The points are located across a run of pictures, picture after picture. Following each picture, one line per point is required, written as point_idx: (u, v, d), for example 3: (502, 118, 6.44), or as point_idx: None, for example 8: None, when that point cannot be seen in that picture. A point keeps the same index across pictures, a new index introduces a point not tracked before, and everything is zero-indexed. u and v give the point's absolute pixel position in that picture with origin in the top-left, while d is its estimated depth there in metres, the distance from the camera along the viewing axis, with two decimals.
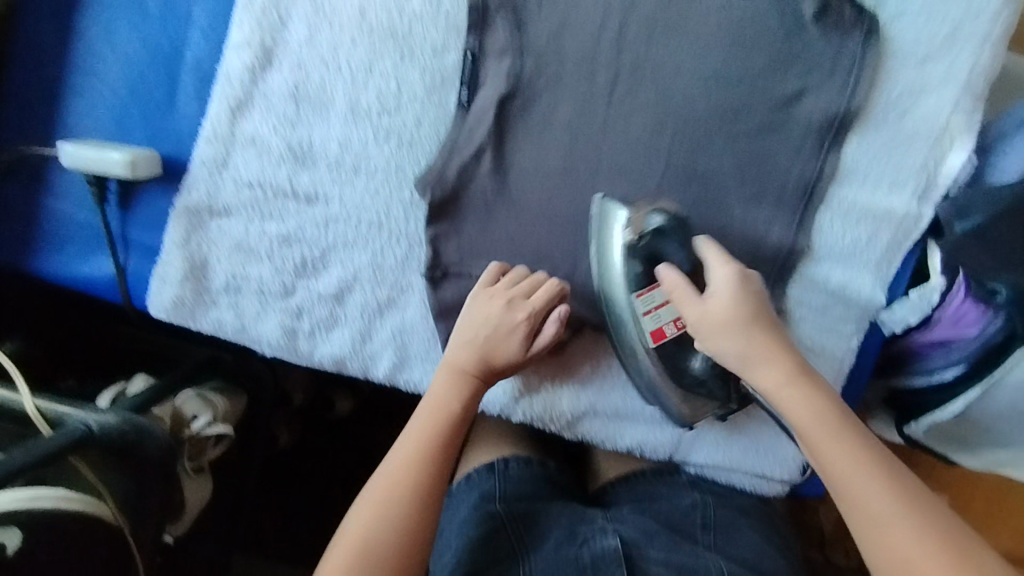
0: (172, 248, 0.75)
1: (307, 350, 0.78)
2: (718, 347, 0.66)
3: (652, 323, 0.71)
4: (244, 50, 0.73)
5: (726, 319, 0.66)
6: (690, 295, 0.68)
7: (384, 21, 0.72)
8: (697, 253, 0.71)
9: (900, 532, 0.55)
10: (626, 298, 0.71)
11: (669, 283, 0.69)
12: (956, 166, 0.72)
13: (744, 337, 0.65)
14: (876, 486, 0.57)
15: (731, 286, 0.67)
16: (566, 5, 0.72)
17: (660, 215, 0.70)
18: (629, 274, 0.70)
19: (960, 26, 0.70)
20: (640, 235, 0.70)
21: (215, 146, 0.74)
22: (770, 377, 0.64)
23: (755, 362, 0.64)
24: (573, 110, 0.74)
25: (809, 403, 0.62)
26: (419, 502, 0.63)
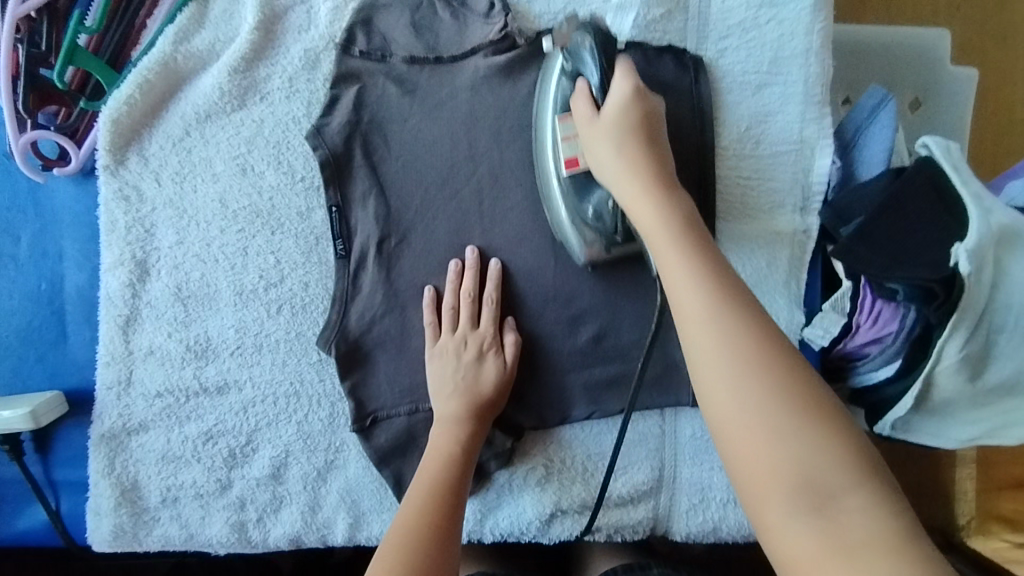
0: (99, 479, 0.74)
1: (260, 537, 0.76)
2: (608, 174, 0.60)
3: (568, 150, 0.66)
4: (119, 270, 0.74)
5: (619, 126, 0.60)
6: (586, 107, 0.62)
7: (246, 203, 0.74)
8: (608, 70, 0.61)
9: (693, 305, 0.50)
10: (552, 123, 0.68)
11: (577, 97, 0.63)
12: (825, 170, 0.73)
13: (636, 171, 0.58)
14: (752, 407, 0.46)
15: (622, 100, 0.60)
16: (412, 136, 0.74)
17: (586, 37, 0.62)
18: (558, 98, 0.67)
19: (780, 48, 0.73)
20: (565, 50, 0.65)
21: (115, 368, 0.74)
22: (650, 225, 0.56)
23: (632, 193, 0.58)
24: (449, 229, 0.74)
25: (657, 210, 0.56)
26: (443, 527, 0.62)
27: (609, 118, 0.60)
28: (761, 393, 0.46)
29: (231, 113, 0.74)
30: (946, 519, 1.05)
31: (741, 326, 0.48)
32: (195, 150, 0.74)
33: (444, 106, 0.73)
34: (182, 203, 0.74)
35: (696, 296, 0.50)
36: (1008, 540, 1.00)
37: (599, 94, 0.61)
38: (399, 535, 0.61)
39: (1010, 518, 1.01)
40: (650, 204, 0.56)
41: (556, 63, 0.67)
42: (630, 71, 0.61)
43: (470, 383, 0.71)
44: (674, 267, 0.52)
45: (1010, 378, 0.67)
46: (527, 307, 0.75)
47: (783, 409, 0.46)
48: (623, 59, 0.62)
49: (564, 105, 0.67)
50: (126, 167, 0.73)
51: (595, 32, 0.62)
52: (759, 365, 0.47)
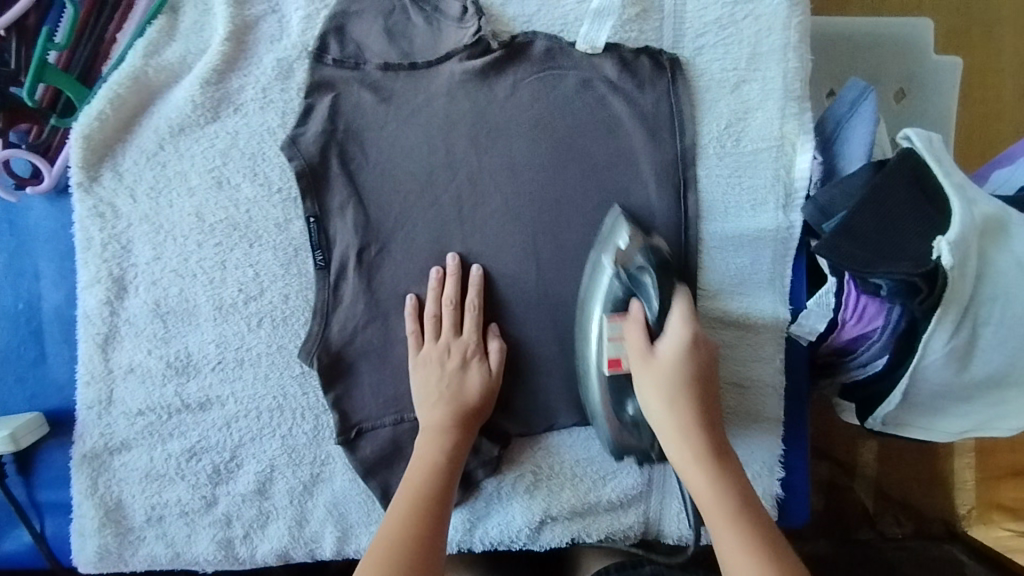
0: (83, 500, 0.73)
1: (247, 554, 0.75)
2: (639, 387, 0.65)
3: (612, 349, 0.67)
4: (96, 287, 0.73)
5: (671, 376, 0.63)
6: (642, 343, 0.65)
7: (223, 217, 0.73)
8: (664, 300, 0.65)
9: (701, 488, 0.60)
10: (598, 317, 0.68)
11: (630, 319, 0.66)
12: (807, 165, 0.72)
13: (691, 441, 0.62)
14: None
15: (679, 351, 0.63)
16: (389, 144, 0.73)
17: (648, 270, 0.66)
18: (608, 292, 0.68)
19: (757, 44, 0.73)
20: (623, 269, 0.67)
21: (95, 386, 0.73)
22: (704, 499, 0.60)
23: (690, 466, 0.61)
24: (428, 237, 0.74)
25: (665, 404, 0.63)
26: (428, 535, 0.62)
27: (671, 361, 0.63)
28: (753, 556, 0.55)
29: (204, 126, 0.73)
30: (947, 510, 1.04)
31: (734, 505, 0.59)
32: (170, 164, 0.73)
33: (420, 112, 0.73)
34: (157, 218, 0.73)
35: (702, 478, 0.60)
36: (1010, 529, 0.99)
37: (655, 325, 0.65)
38: (385, 545, 0.61)
39: (1011, 506, 1.00)
40: (666, 392, 0.63)
41: (608, 267, 0.68)
42: (686, 310, 0.65)
43: (453, 393, 0.71)
44: (729, 543, 0.57)
45: (998, 371, 0.66)
46: (510, 313, 0.74)
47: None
48: (681, 292, 0.66)
49: (614, 304, 0.67)
50: (100, 183, 0.73)
51: (657, 266, 0.66)
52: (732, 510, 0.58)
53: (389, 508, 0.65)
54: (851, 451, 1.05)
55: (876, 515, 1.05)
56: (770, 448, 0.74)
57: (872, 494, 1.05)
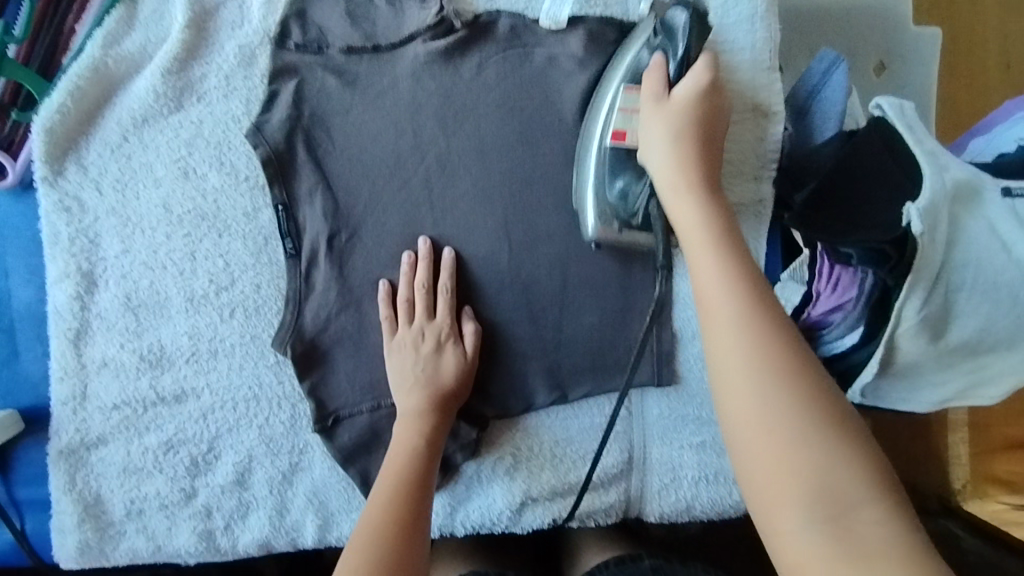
0: (61, 496, 0.73)
1: (229, 545, 0.75)
2: (651, 157, 0.62)
3: (620, 121, 0.66)
4: (65, 283, 0.72)
5: (677, 116, 0.62)
6: (660, 86, 0.63)
7: (191, 207, 0.73)
8: (691, 52, 0.64)
9: (720, 327, 0.53)
10: (614, 90, 0.67)
11: (649, 70, 0.65)
12: (779, 137, 0.72)
13: (688, 172, 0.60)
14: (764, 398, 0.49)
15: (693, 86, 0.62)
16: (355, 128, 0.72)
17: (683, 11, 0.64)
18: (631, 66, 0.67)
19: (724, 16, 0.72)
20: (659, 23, 0.66)
21: (69, 382, 0.73)
22: (686, 222, 0.58)
23: (681, 192, 0.60)
24: (399, 222, 0.73)
25: (700, 214, 0.58)
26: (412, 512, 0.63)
27: (680, 100, 0.62)
28: (781, 390, 0.49)
29: (168, 115, 0.72)
30: (941, 485, 1.03)
31: (765, 332, 0.52)
32: (134, 155, 0.72)
33: (385, 95, 0.72)
34: (124, 211, 0.73)
35: (721, 295, 0.54)
36: (1004, 501, 1.00)
37: (676, 78, 0.64)
38: (370, 526, 0.61)
39: (1007, 480, 1.01)
40: (684, 181, 0.60)
41: (642, 35, 0.68)
42: (709, 63, 0.63)
43: (428, 378, 0.70)
44: (717, 301, 0.54)
45: (971, 338, 0.65)
46: (484, 295, 0.73)
47: (809, 409, 0.49)
48: (709, 51, 0.65)
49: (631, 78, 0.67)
50: (65, 178, 0.72)
51: (692, 14, 0.64)
52: (771, 342, 0.51)
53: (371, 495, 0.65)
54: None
55: None
56: None
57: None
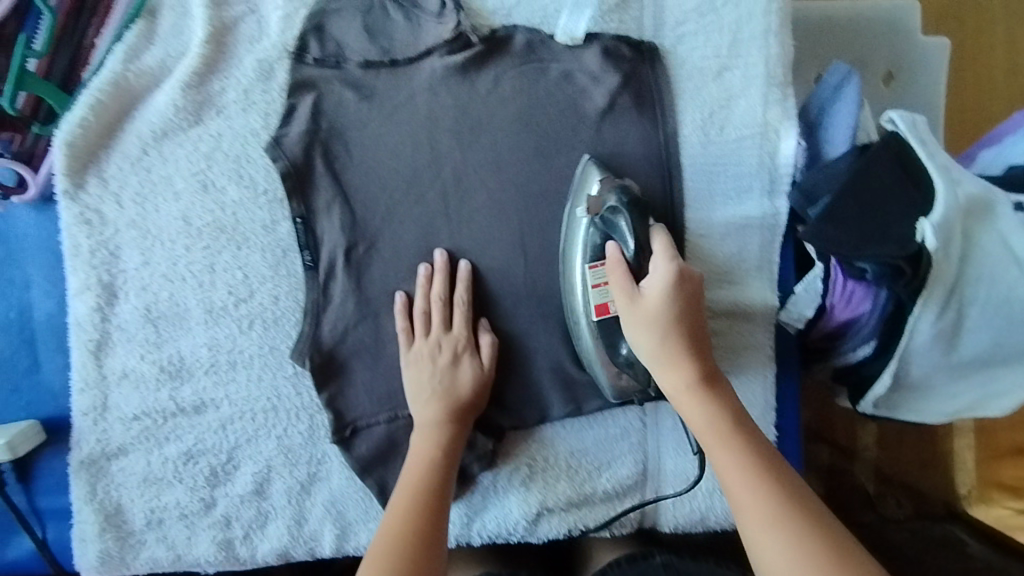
0: (82, 505, 0.74)
1: (247, 554, 0.75)
2: (641, 348, 0.63)
3: (598, 296, 0.67)
4: (86, 294, 0.73)
5: (657, 317, 0.62)
6: (626, 284, 0.63)
7: (210, 220, 0.73)
8: (642, 237, 0.64)
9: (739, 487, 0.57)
10: (579, 266, 0.68)
11: (610, 260, 0.65)
12: (791, 152, 0.72)
13: (681, 373, 0.61)
14: (766, 508, 0.56)
15: (665, 291, 0.61)
16: (372, 142, 0.73)
17: (622, 214, 0.65)
18: (589, 241, 0.68)
19: (738, 32, 0.73)
20: (600, 217, 0.67)
21: (90, 393, 0.74)
22: (679, 393, 0.62)
23: (683, 396, 0.61)
24: (415, 234, 0.74)
25: (710, 411, 0.60)
26: (433, 514, 0.64)
27: (657, 294, 0.62)
28: (774, 511, 0.55)
29: (187, 129, 0.73)
30: (947, 491, 1.04)
31: (758, 467, 0.58)
32: (154, 169, 0.73)
33: (402, 109, 0.72)
34: (145, 223, 0.73)
35: (742, 477, 0.58)
36: (1012, 507, 0.94)
37: (634, 261, 0.64)
38: (394, 526, 0.63)
39: (1014, 485, 0.95)
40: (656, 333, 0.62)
41: (585, 218, 0.69)
42: (667, 249, 0.63)
43: (445, 389, 0.71)
44: (710, 436, 0.60)
45: (984, 351, 0.66)
46: (500, 308, 0.74)
47: (777, 488, 0.57)
48: (658, 231, 0.65)
49: (594, 252, 0.68)
50: (86, 191, 0.73)
51: (629, 205, 0.66)
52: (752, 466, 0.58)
53: (389, 504, 0.66)
54: (850, 434, 1.06)
55: (877, 498, 1.06)
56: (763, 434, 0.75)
57: (872, 477, 1.06)
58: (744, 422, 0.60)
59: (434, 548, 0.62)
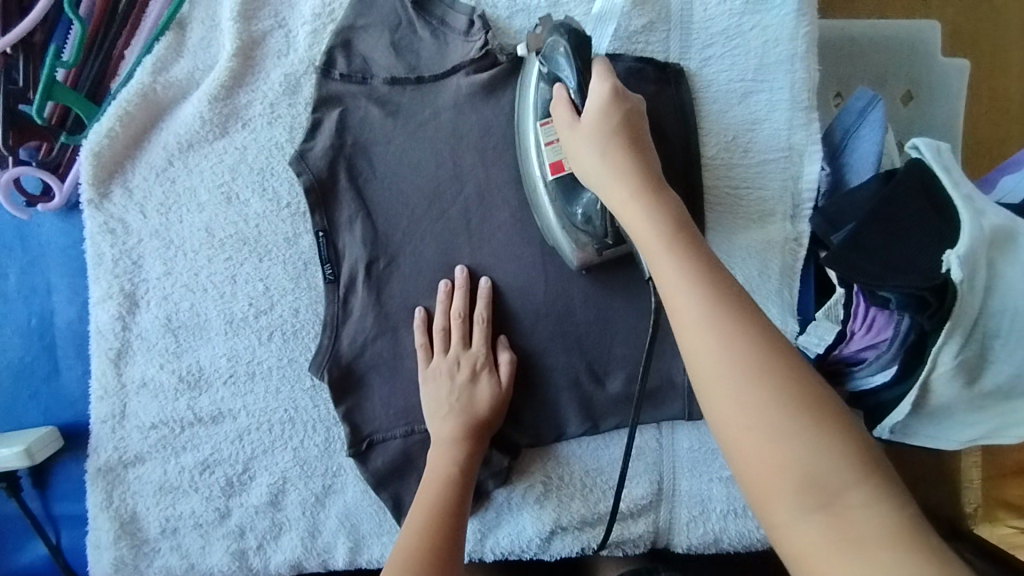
0: (98, 513, 0.74)
1: (260, 564, 0.75)
2: (597, 186, 0.58)
3: (552, 153, 0.65)
4: (108, 302, 0.73)
5: (601, 133, 0.57)
6: (567, 119, 0.60)
7: (233, 231, 0.74)
8: (583, 66, 0.61)
9: (708, 371, 0.45)
10: (534, 126, 0.67)
11: (556, 100, 0.62)
12: (814, 177, 0.73)
13: (639, 198, 0.54)
14: (744, 399, 0.44)
15: (602, 106, 0.58)
16: (396, 158, 0.73)
17: (562, 37, 0.61)
18: (540, 101, 0.67)
19: (764, 57, 0.73)
20: (543, 54, 0.64)
21: (109, 401, 0.74)
22: (640, 231, 0.53)
23: (625, 202, 0.55)
24: (437, 250, 0.74)
25: (682, 267, 0.49)
26: (449, 521, 0.64)
27: (596, 120, 0.58)
28: (740, 366, 0.45)
29: (213, 140, 0.73)
30: (952, 508, 1.04)
31: (744, 338, 0.45)
32: (179, 180, 0.73)
33: (427, 126, 0.73)
34: (168, 233, 0.74)
35: (712, 353, 0.46)
36: (1014, 526, 1.00)
37: (577, 96, 0.60)
38: (412, 535, 0.63)
39: (1015, 504, 1.01)
40: (630, 193, 0.55)
41: (534, 65, 0.67)
42: (607, 72, 0.60)
43: (462, 406, 0.71)
44: (687, 312, 0.47)
45: (1005, 382, 0.66)
46: (519, 325, 0.74)
47: (780, 381, 0.44)
48: (599, 60, 0.61)
49: (545, 111, 0.66)
50: (111, 201, 0.73)
51: (570, 35, 0.61)
52: (760, 367, 0.44)
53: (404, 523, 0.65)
54: None
55: None
56: None
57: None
58: (745, 308, 0.47)
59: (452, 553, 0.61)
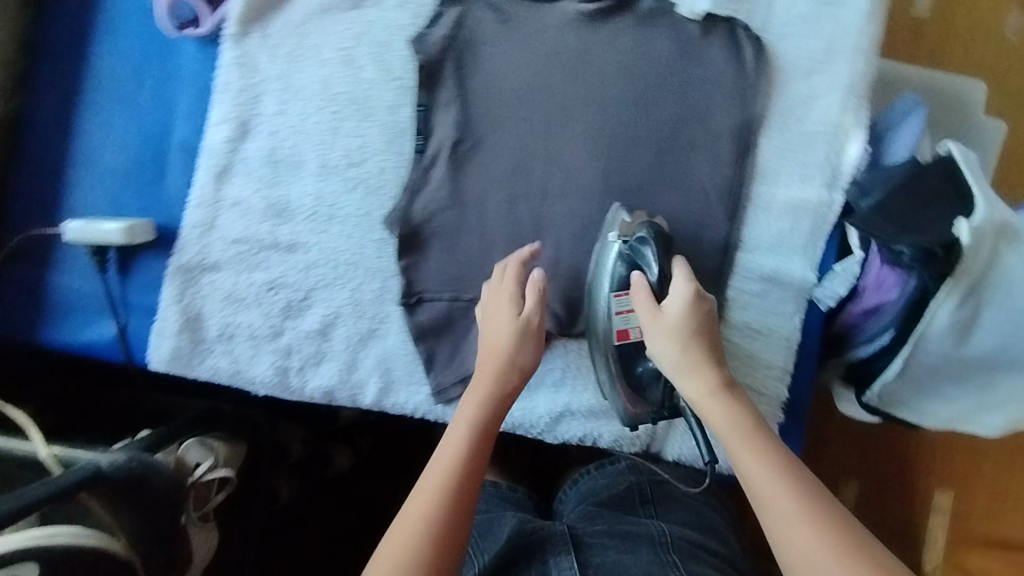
0: (168, 304, 0.83)
1: (298, 385, 0.84)
2: (669, 365, 0.70)
3: (621, 322, 0.77)
4: (224, 126, 0.83)
5: (678, 329, 0.70)
6: (647, 305, 0.72)
7: (345, 90, 0.83)
8: (664, 265, 0.74)
9: (764, 487, 0.60)
10: (605, 295, 0.78)
11: (636, 287, 0.74)
12: (855, 153, 0.81)
13: (707, 377, 0.68)
14: (793, 497, 0.58)
15: (684, 304, 0.71)
16: (499, 58, 0.83)
17: (648, 237, 0.75)
18: (614, 274, 0.77)
19: (834, 42, 0.82)
20: (625, 244, 0.77)
21: (203, 210, 0.83)
22: (664, 339, 0.70)
23: (705, 398, 0.67)
24: (516, 145, 0.83)
25: (726, 409, 0.66)
26: (470, 463, 0.67)
27: (675, 312, 0.71)
28: (788, 485, 0.59)
29: (346, 10, 0.83)
30: (914, 560, 1.09)
31: (777, 459, 0.61)
32: (309, 37, 0.83)
33: (532, 38, 0.82)
34: (289, 80, 0.84)
35: (764, 468, 0.61)
36: None
37: (656, 286, 0.74)
38: (437, 474, 0.66)
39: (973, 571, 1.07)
40: (681, 333, 0.70)
41: (613, 247, 0.78)
42: (686, 272, 0.73)
43: (496, 406, 0.72)
44: (730, 431, 0.64)
45: (991, 350, 0.77)
46: (572, 225, 0.83)
47: (805, 490, 0.59)
48: (678, 260, 0.74)
49: (619, 282, 0.77)
50: (249, 41, 0.83)
51: (655, 235, 0.75)
52: (798, 478, 0.60)
53: (444, 434, 0.70)
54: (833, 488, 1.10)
55: None
56: (773, 399, 0.83)
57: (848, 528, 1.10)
58: (769, 438, 0.64)
59: (470, 495, 0.65)
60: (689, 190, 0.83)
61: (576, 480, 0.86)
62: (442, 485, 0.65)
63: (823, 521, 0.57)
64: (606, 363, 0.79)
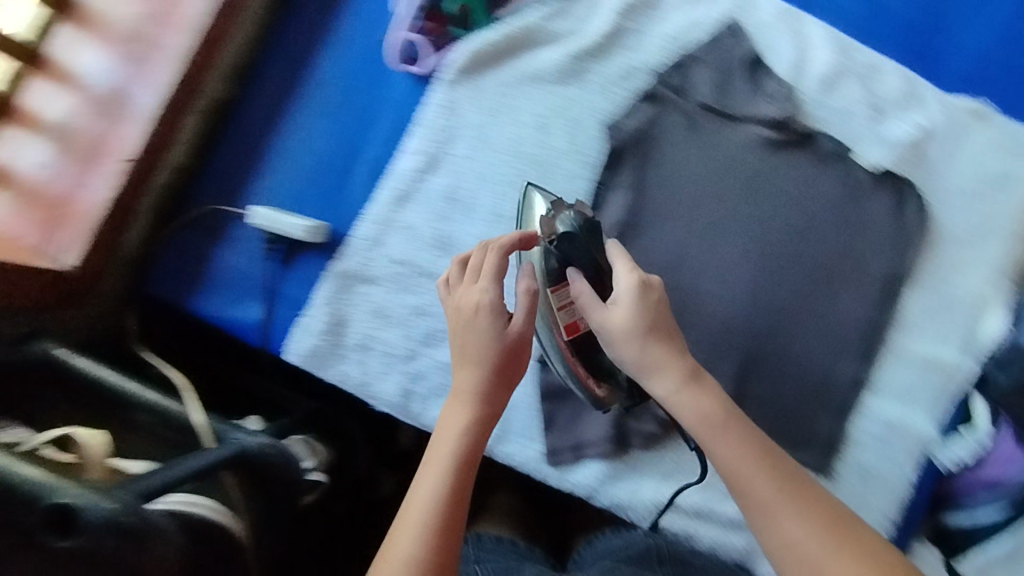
0: (319, 303, 0.86)
1: (417, 412, 0.86)
2: (656, 382, 0.67)
3: (566, 317, 0.77)
4: (415, 156, 0.89)
5: (632, 330, 0.67)
6: (594, 303, 0.70)
7: (533, 152, 0.89)
8: (599, 257, 0.73)
9: (780, 509, 0.61)
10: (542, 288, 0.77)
11: (580, 289, 0.72)
12: (997, 329, 0.84)
13: (703, 393, 0.66)
14: (806, 516, 0.60)
15: (632, 306, 0.67)
16: (681, 160, 0.88)
17: (571, 220, 0.75)
18: (547, 270, 0.77)
19: (993, 222, 0.86)
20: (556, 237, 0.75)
21: (375, 226, 0.88)
22: (653, 343, 0.67)
23: (705, 422, 0.65)
24: (676, 240, 0.88)
25: (727, 436, 0.64)
26: (444, 502, 0.65)
27: (625, 315, 0.68)
28: (797, 503, 0.61)
29: (553, 84, 0.89)
30: None
31: (785, 479, 0.63)
32: (513, 98, 0.89)
33: (714, 151, 0.88)
34: (485, 131, 0.89)
35: (770, 485, 0.62)
36: None
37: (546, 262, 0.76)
38: (418, 515, 0.64)
39: None
40: (659, 341, 0.67)
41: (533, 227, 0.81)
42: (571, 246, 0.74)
43: (483, 420, 0.71)
44: (734, 454, 0.64)
45: None
46: (714, 327, 0.86)
47: (817, 507, 0.61)
48: (611, 245, 0.74)
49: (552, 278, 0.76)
50: (459, 88, 0.89)
51: (581, 225, 0.74)
52: (806, 493, 0.62)
53: (422, 464, 0.68)
54: None
55: None
56: None
57: None
58: (772, 454, 0.64)
59: (455, 537, 0.64)
60: (829, 322, 0.86)
61: (591, 543, 0.85)
62: (422, 525, 0.63)
63: (838, 535, 0.60)
64: (553, 341, 0.79)
